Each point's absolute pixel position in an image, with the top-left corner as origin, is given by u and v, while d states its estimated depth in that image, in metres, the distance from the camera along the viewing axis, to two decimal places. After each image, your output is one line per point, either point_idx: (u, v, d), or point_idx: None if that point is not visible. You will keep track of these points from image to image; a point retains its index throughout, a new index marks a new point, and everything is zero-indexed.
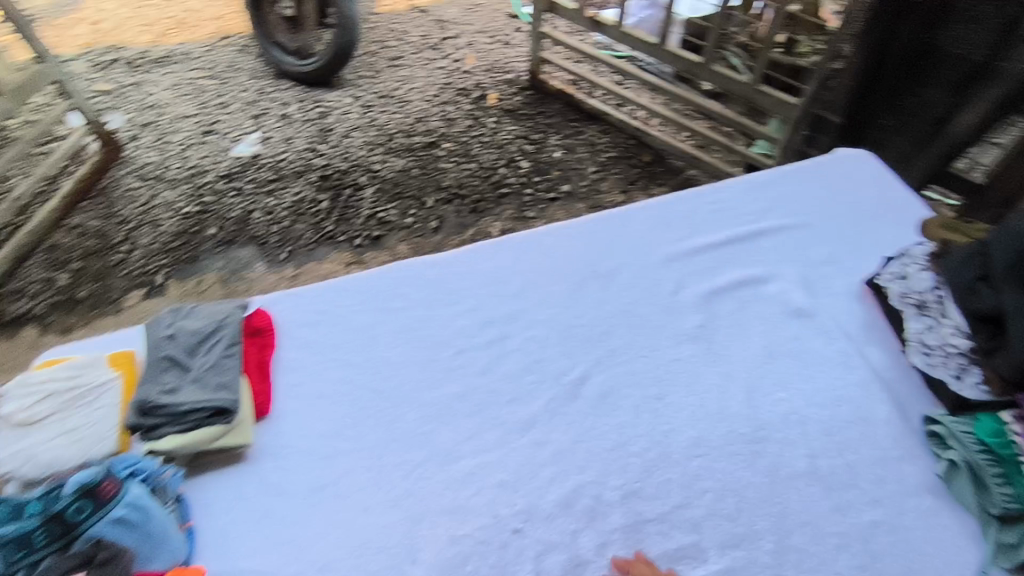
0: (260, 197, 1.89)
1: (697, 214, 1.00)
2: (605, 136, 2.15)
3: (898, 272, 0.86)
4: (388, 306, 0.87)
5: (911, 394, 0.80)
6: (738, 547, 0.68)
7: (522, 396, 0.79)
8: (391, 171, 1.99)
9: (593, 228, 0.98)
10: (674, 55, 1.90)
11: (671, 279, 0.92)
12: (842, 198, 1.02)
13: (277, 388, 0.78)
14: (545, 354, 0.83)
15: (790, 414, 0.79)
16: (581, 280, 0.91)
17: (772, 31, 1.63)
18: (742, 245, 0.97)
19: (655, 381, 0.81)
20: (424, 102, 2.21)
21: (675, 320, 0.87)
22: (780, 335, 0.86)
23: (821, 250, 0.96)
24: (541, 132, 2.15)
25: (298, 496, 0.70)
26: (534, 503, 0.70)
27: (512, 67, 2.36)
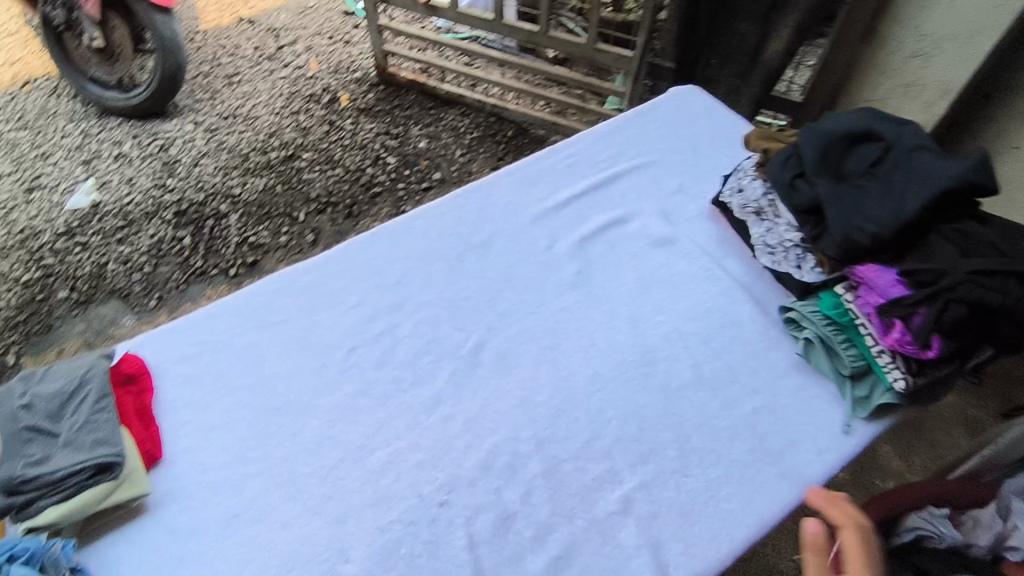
0: (112, 247, 1.73)
1: (556, 170, 1.05)
2: (465, 118, 2.18)
3: (736, 186, 0.95)
4: (269, 322, 0.84)
5: (766, 291, 0.90)
6: (647, 462, 0.75)
7: (424, 377, 0.80)
8: (252, 191, 1.89)
9: (462, 203, 0.99)
10: (513, 27, 1.95)
11: (544, 236, 0.96)
12: (682, 131, 1.11)
13: (165, 432, 0.74)
14: (439, 331, 0.84)
15: (670, 333, 0.86)
16: (459, 254, 0.93)
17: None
18: (601, 192, 1.03)
19: (546, 332, 0.85)
20: (273, 115, 2.12)
21: (554, 273, 0.92)
22: (650, 265, 0.93)
23: (670, 182, 1.04)
24: (402, 124, 2.14)
25: (213, 532, 0.68)
26: (454, 474, 0.72)
27: (358, 64, 2.31)
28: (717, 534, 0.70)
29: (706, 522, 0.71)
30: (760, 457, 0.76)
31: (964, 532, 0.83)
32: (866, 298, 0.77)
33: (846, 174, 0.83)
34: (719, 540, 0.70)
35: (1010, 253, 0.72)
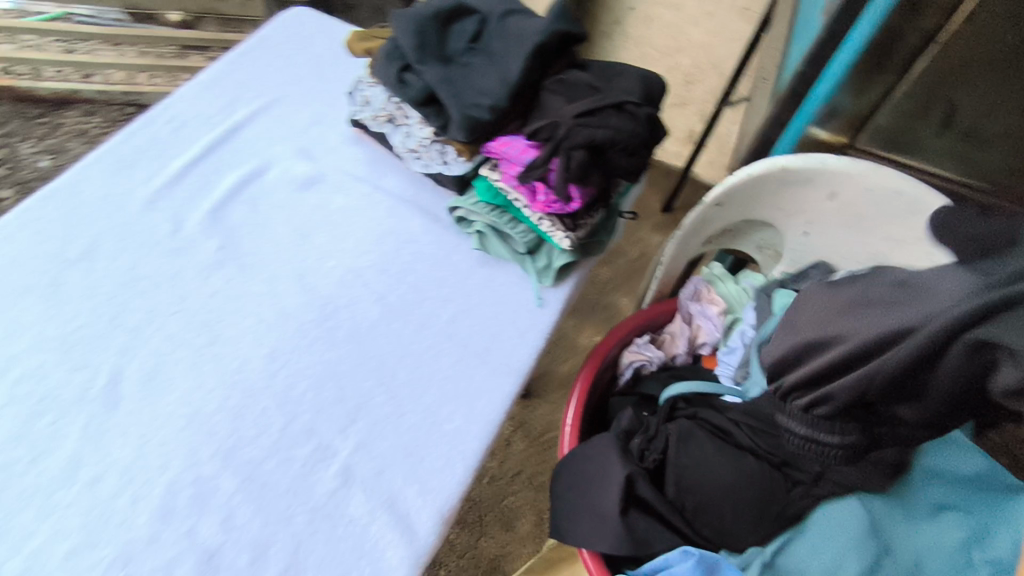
0: None
1: (159, 138, 0.86)
2: (94, 117, 1.68)
3: (363, 100, 0.86)
4: None
5: (430, 198, 0.87)
6: (356, 421, 0.68)
7: (47, 445, 0.63)
8: None
9: (41, 209, 0.77)
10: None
11: (166, 219, 0.79)
12: (299, 57, 1.00)
13: None
14: (52, 381, 0.66)
15: (345, 274, 0.78)
16: (53, 279, 0.73)
17: None
18: (227, 147, 0.88)
19: (199, 328, 0.72)
20: None
21: (188, 257, 0.77)
22: (303, 211, 0.83)
23: (302, 114, 0.93)
24: (6, 146, 1.59)
25: None
26: (128, 541, 0.59)
27: None
28: (449, 459, 0.67)
29: (434, 451, 0.67)
30: (467, 363, 0.73)
31: (666, 348, 0.94)
32: (509, 172, 0.76)
33: (450, 54, 0.78)
34: (453, 463, 0.66)
35: (602, 88, 0.76)
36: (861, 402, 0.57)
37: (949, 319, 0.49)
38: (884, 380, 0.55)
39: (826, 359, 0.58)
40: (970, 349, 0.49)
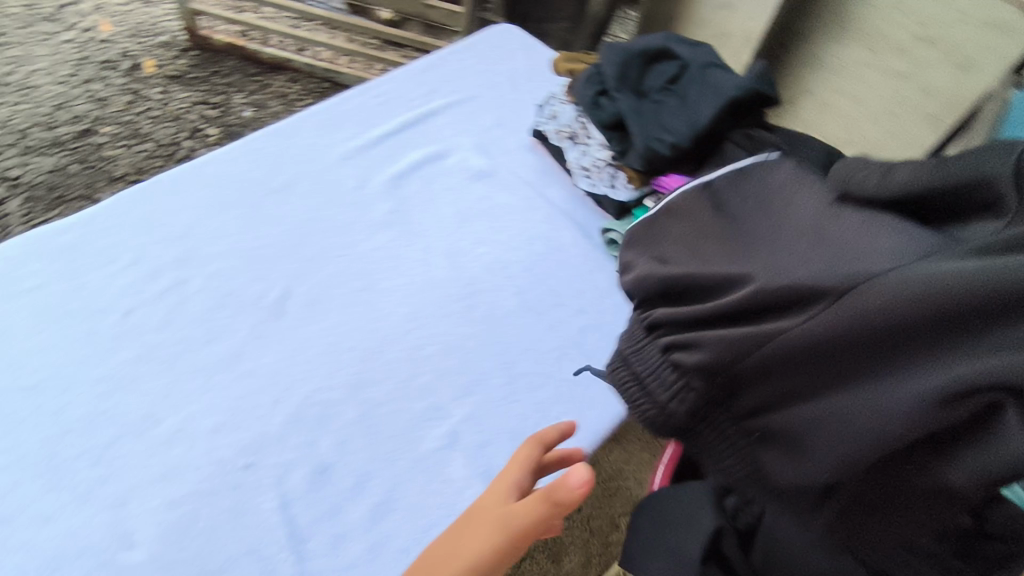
0: None
1: (365, 109, 0.95)
2: (295, 85, 1.91)
3: (549, 114, 0.94)
4: (12, 289, 0.71)
5: (586, 219, 0.90)
6: (474, 393, 0.72)
7: (220, 331, 0.73)
8: (38, 173, 1.56)
9: (259, 145, 0.88)
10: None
11: (355, 176, 0.88)
12: (499, 69, 1.06)
13: None
14: (235, 284, 0.76)
15: (493, 263, 0.84)
16: (255, 201, 0.83)
17: None
18: (418, 127, 0.95)
19: (360, 274, 0.80)
20: (56, 85, 1.75)
21: (366, 212, 0.85)
22: (471, 200, 0.89)
23: (490, 115, 0.99)
24: (221, 92, 1.84)
25: None
26: (262, 432, 0.66)
27: (162, 27, 1.97)
28: None
29: None
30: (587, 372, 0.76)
31: None
32: None
33: (646, 90, 0.83)
34: None
35: (789, 151, 0.73)
36: (750, 376, 0.54)
37: (919, 279, 0.45)
38: (807, 348, 0.50)
39: (760, 288, 0.54)
40: (964, 338, 0.44)
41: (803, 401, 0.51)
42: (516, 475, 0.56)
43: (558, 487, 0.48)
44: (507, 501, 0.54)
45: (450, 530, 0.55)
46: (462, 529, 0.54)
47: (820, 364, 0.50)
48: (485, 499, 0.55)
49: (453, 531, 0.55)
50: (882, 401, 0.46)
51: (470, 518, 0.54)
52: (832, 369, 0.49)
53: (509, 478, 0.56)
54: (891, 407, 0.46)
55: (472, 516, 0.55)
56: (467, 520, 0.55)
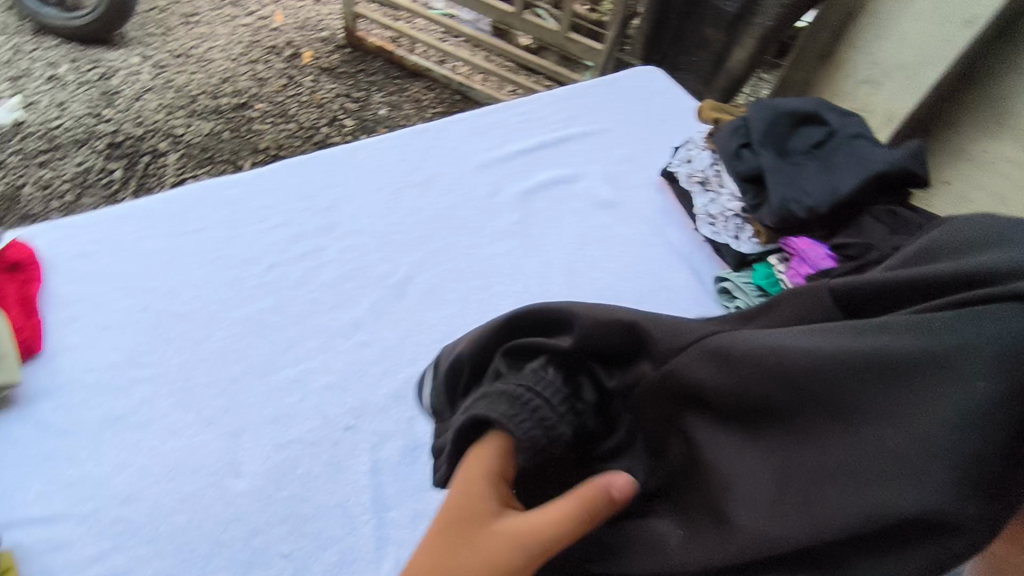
0: (31, 169, 1.57)
1: (508, 124, 1.00)
2: (430, 92, 2.02)
3: (684, 158, 0.95)
4: (180, 231, 0.77)
5: (701, 263, 0.89)
6: None
7: (346, 301, 0.76)
8: (196, 134, 1.74)
9: (408, 139, 0.94)
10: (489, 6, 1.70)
11: (488, 183, 0.92)
12: (637, 107, 1.08)
13: (49, 325, 0.68)
14: (366, 260, 0.80)
15: (606, 289, 0.84)
16: (396, 189, 0.88)
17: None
18: (551, 149, 0.99)
19: (478, 274, 0.82)
20: (228, 62, 1.95)
21: (493, 218, 0.88)
22: (592, 224, 0.91)
23: (621, 150, 1.01)
24: (363, 90, 1.98)
25: (87, 433, 0.62)
26: (365, 400, 0.69)
27: (325, 24, 2.15)
28: None
29: None
30: None
31: None
32: (797, 270, 0.78)
33: (789, 149, 0.83)
34: None
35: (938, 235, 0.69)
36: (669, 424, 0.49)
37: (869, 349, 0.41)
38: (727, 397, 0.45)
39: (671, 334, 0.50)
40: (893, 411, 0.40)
41: (717, 458, 0.45)
42: (486, 485, 0.46)
43: (594, 490, 0.45)
44: (507, 518, 0.45)
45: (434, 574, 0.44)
46: (460, 562, 0.44)
47: (664, 415, 0.49)
48: (465, 523, 0.45)
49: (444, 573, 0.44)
50: (822, 459, 0.41)
51: (465, 547, 0.45)
52: (740, 422, 0.46)
53: (478, 489, 0.46)
54: (856, 458, 0.40)
55: (463, 547, 0.45)
56: (460, 554, 0.44)
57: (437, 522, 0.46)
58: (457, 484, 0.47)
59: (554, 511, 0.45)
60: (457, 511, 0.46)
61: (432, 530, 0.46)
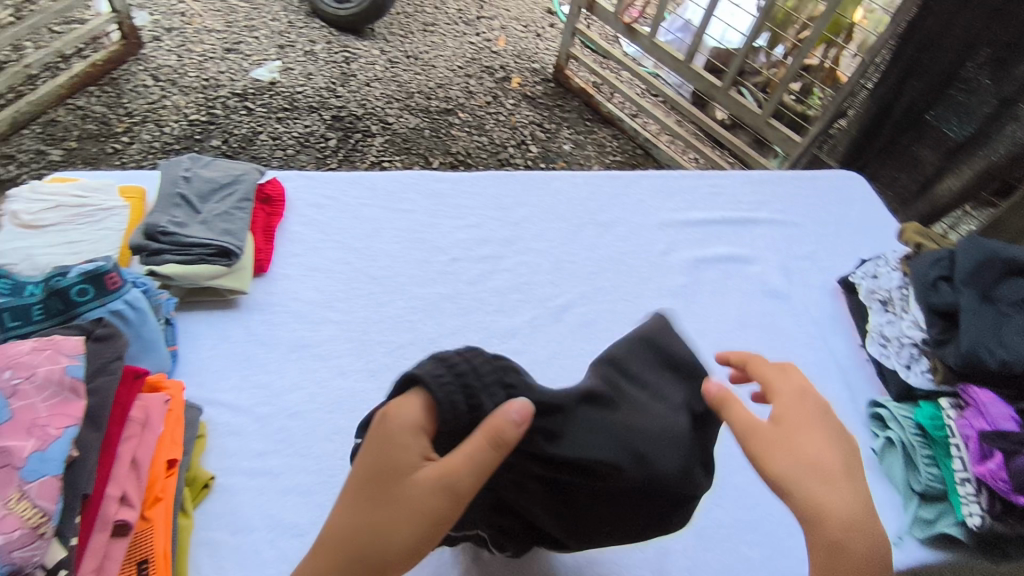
0: (270, 121, 1.84)
1: (697, 192, 1.03)
2: (614, 140, 2.08)
3: (870, 272, 0.91)
4: (394, 207, 0.90)
5: (860, 382, 0.84)
6: None
7: (509, 309, 0.82)
8: (404, 126, 1.95)
9: (600, 183, 1.02)
10: (696, 74, 1.67)
11: (664, 241, 0.96)
12: (831, 209, 1.07)
13: (278, 253, 0.81)
14: (534, 279, 0.86)
15: None
16: (580, 224, 0.95)
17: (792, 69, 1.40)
18: (732, 227, 1.00)
19: (632, 322, 0.85)
20: (448, 71, 2.16)
21: (661, 276, 0.91)
22: (754, 309, 0.90)
23: (801, 248, 1.00)
24: (555, 123, 2.09)
25: (280, 349, 0.73)
26: None
27: (539, 57, 2.29)
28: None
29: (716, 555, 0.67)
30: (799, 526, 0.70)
31: None
32: (970, 419, 0.71)
33: (994, 296, 0.77)
34: None
35: None
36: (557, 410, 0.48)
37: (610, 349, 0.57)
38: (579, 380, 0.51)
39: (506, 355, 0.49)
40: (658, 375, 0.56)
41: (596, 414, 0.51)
42: (399, 437, 0.42)
43: (499, 423, 0.40)
44: (417, 473, 0.41)
45: (345, 540, 0.40)
46: (372, 526, 0.40)
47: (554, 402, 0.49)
48: (378, 483, 0.41)
49: (356, 538, 0.40)
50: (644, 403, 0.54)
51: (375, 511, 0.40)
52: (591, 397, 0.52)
53: (391, 442, 0.42)
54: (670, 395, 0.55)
55: (378, 508, 0.41)
56: (371, 517, 0.40)
57: (351, 483, 0.42)
58: (371, 441, 0.43)
59: (468, 455, 0.40)
60: (370, 470, 0.42)
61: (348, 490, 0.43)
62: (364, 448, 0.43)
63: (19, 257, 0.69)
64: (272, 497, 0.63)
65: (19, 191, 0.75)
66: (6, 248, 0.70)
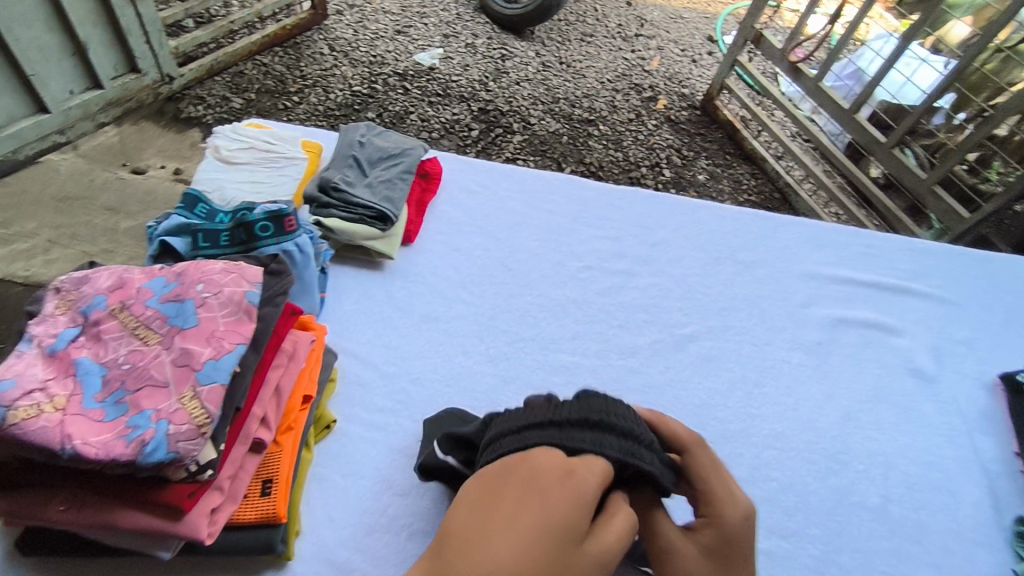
0: (422, 104, 1.94)
1: (850, 249, 0.97)
2: (754, 180, 1.95)
3: None
4: (539, 205, 0.93)
5: (1007, 493, 0.75)
6: (785, 538, 0.69)
7: (633, 327, 0.83)
8: (543, 129, 1.97)
9: (747, 220, 0.98)
10: (859, 125, 1.55)
11: (804, 293, 0.91)
12: (1002, 296, 0.96)
13: (426, 228, 0.86)
14: (661, 304, 0.86)
15: (875, 453, 0.77)
16: (718, 258, 0.93)
17: (977, 135, 1.27)
18: (883, 292, 0.93)
19: (756, 368, 0.82)
20: (596, 82, 2.16)
21: (796, 328, 0.87)
22: (893, 385, 0.83)
23: (960, 331, 0.91)
24: (695, 151, 2.01)
25: (414, 317, 0.77)
26: None
27: (691, 83, 2.21)
28: None
29: None
30: None
31: None
32: None
33: None
34: None
35: None
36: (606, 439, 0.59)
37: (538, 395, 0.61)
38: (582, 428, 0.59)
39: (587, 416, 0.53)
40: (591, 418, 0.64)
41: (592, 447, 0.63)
42: (588, 504, 0.47)
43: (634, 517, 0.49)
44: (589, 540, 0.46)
45: None
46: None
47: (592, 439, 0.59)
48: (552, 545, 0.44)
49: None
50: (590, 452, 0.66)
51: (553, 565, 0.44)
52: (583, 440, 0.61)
53: (579, 506, 0.46)
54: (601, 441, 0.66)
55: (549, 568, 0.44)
56: (550, 571, 0.43)
57: (526, 526, 0.45)
58: (554, 491, 0.47)
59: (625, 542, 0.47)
60: (554, 522, 0.45)
61: (517, 531, 0.45)
62: (540, 494, 0.47)
63: (213, 186, 0.77)
64: (382, 453, 0.66)
65: (222, 130, 0.84)
66: (204, 176, 0.79)
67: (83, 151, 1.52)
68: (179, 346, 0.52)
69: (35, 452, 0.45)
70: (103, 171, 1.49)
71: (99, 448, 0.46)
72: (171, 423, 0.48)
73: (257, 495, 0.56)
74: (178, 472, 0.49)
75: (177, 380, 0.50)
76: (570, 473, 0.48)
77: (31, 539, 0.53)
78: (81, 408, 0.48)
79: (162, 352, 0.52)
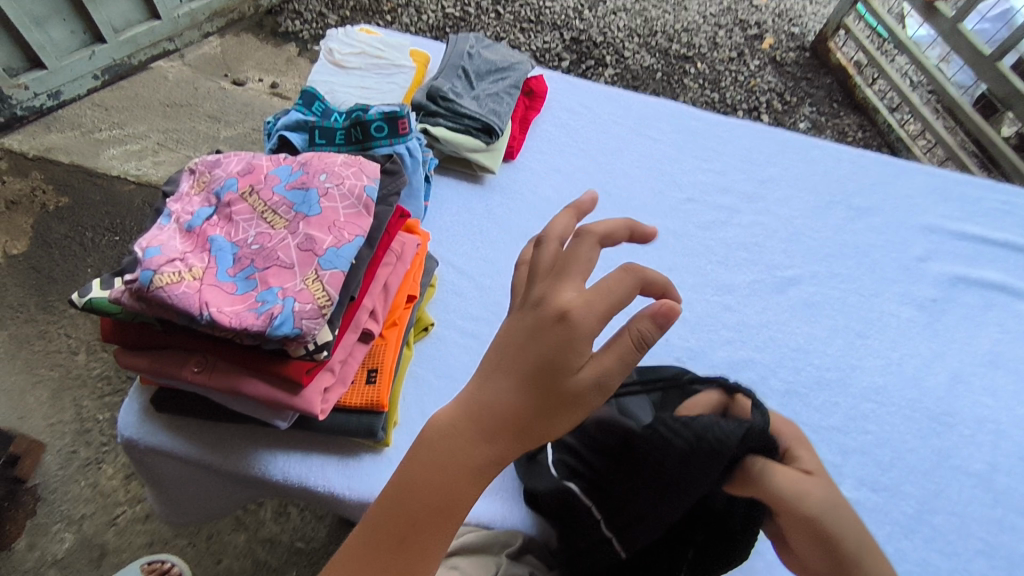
0: (514, 31, 1.88)
1: (983, 204, 0.89)
2: (861, 131, 1.80)
3: None
4: (643, 132, 0.89)
5: None
6: (876, 490, 0.67)
7: (732, 264, 0.80)
8: (637, 64, 1.88)
9: (866, 164, 0.91)
10: (1000, 75, 1.39)
11: (922, 246, 0.85)
12: None
13: (528, 145, 0.85)
14: (763, 244, 0.82)
15: (986, 422, 0.72)
16: (829, 203, 0.87)
17: None
18: (1015, 254, 0.85)
19: (861, 319, 0.78)
20: (698, 16, 2.01)
21: (909, 282, 0.81)
22: (1014, 351, 0.78)
23: None
24: (798, 96, 1.86)
25: (511, 234, 0.77)
26: (704, 348, 0.74)
27: (802, 20, 2.02)
28: None
29: None
30: None
31: None
32: None
33: None
34: None
35: None
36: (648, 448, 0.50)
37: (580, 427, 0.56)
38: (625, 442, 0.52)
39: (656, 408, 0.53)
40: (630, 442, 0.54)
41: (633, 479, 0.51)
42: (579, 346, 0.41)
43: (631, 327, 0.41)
44: (581, 366, 0.41)
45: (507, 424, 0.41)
46: (546, 421, 0.41)
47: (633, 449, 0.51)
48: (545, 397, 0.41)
49: (527, 426, 0.41)
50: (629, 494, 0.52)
51: (550, 406, 0.41)
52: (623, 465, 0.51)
53: (571, 354, 0.41)
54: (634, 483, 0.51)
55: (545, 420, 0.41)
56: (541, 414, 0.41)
57: (525, 369, 0.41)
58: (549, 338, 0.41)
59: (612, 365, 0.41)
60: (551, 372, 0.41)
61: (515, 382, 0.42)
62: (538, 340, 0.42)
63: (326, 88, 0.79)
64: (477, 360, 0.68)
65: (335, 33, 0.85)
66: (318, 78, 0.80)
67: (188, 60, 1.57)
68: (303, 231, 0.54)
69: (177, 316, 0.49)
70: (206, 80, 1.53)
71: (232, 317, 0.49)
72: (296, 301, 0.50)
73: (363, 382, 0.59)
74: (298, 349, 0.51)
75: (301, 263, 0.53)
76: (562, 317, 0.41)
77: (164, 396, 0.58)
78: (216, 280, 0.51)
79: (287, 236, 0.54)
